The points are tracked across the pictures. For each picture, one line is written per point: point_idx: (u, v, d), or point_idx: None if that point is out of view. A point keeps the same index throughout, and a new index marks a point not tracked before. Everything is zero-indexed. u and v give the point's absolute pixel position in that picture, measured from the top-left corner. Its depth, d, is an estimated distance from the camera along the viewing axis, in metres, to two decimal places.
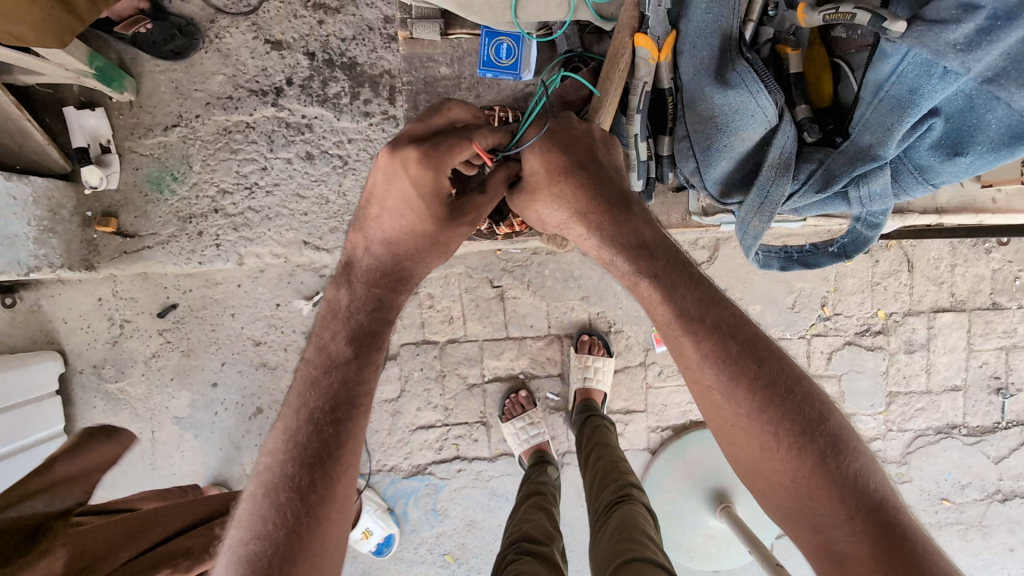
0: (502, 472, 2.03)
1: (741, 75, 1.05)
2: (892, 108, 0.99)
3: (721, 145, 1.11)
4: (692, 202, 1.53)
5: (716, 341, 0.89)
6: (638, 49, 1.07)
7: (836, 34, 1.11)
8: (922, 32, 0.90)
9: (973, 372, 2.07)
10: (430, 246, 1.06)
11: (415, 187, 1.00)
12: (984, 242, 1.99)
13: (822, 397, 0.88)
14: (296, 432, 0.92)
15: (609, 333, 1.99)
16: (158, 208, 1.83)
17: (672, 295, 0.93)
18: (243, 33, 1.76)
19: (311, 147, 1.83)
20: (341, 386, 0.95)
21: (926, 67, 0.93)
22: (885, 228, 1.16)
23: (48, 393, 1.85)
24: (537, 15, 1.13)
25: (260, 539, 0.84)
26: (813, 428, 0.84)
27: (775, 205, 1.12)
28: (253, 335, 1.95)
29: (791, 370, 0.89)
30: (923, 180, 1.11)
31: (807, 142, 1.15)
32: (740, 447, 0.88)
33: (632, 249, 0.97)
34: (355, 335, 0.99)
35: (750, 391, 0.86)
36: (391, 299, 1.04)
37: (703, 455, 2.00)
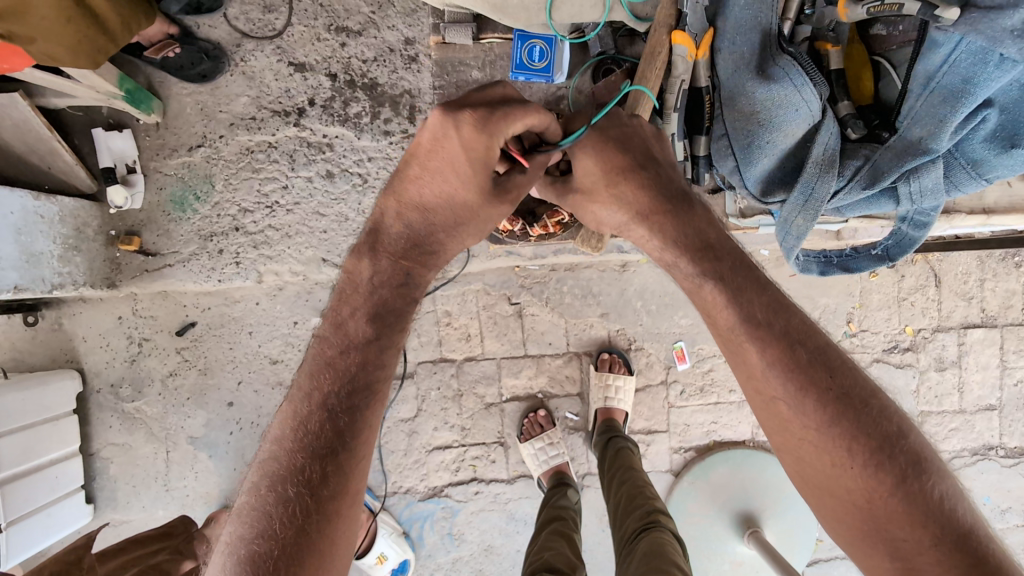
0: (521, 495, 1.97)
1: (783, 69, 1.00)
2: (944, 99, 0.95)
3: (763, 141, 1.06)
4: (730, 204, 1.43)
5: (780, 348, 0.83)
6: (675, 46, 1.05)
7: (876, 32, 1.09)
8: (976, 19, 0.85)
9: (1007, 391, 2.00)
10: (468, 219, 0.97)
11: (467, 153, 0.91)
12: (1012, 256, 1.95)
13: (896, 411, 0.82)
14: (307, 420, 0.87)
15: (630, 351, 1.95)
16: (180, 227, 1.85)
17: (738, 299, 0.87)
18: (268, 56, 1.80)
19: (331, 165, 1.85)
20: (356, 371, 0.89)
21: (982, 56, 0.89)
22: (934, 227, 1.13)
23: (66, 413, 1.84)
24: (571, 16, 1.08)
25: (264, 538, 0.81)
26: (892, 444, 0.78)
27: (821, 202, 1.07)
28: (271, 354, 1.94)
29: (863, 382, 0.83)
30: (976, 175, 1.05)
31: (850, 138, 1.10)
32: (807, 465, 0.82)
33: (694, 251, 0.91)
34: (377, 314, 0.93)
35: (820, 402, 0.80)
36: (419, 275, 0.97)
37: (729, 477, 1.93)
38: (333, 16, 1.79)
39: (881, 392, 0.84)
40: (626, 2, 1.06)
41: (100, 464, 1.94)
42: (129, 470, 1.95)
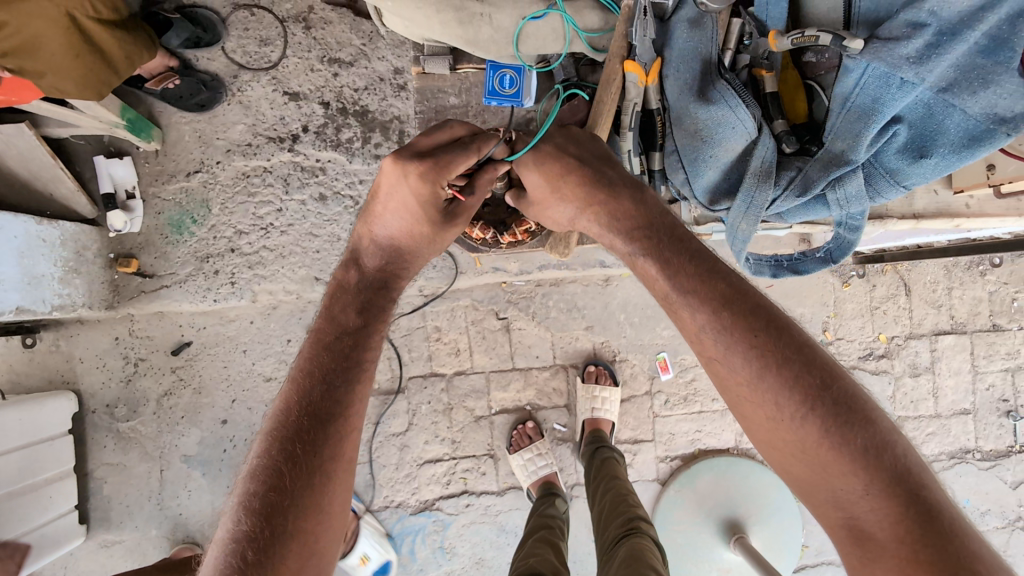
0: (511, 507, 2.01)
1: (720, 92, 1.09)
2: (858, 117, 1.05)
3: (706, 156, 1.15)
4: (685, 213, 1.47)
5: (711, 311, 0.90)
6: (627, 74, 1.12)
7: (807, 59, 1.16)
8: (878, 47, 0.98)
9: (981, 395, 2.07)
10: (430, 242, 1.10)
11: (417, 196, 1.03)
12: (977, 265, 2.04)
13: (823, 361, 0.87)
14: (307, 392, 0.93)
15: (615, 363, 2.01)
16: (177, 249, 1.92)
17: (670, 272, 0.95)
18: (263, 86, 1.90)
19: (324, 189, 1.93)
20: (348, 350, 0.97)
21: (885, 79, 1.00)
22: (865, 230, 1.15)
23: (62, 433, 1.87)
24: (536, 48, 1.20)
25: (275, 491, 0.83)
26: (814, 392, 0.83)
27: (760, 210, 1.13)
28: (264, 371, 1.98)
29: (792, 337, 0.88)
30: (895, 182, 1.11)
31: (786, 153, 1.15)
32: (749, 416, 0.88)
33: (631, 232, 1.01)
34: (361, 306, 1.03)
35: (748, 360, 0.86)
36: (394, 281, 1.09)
37: (714, 485, 1.98)
38: (326, 48, 1.90)
39: (813, 345, 0.89)
40: (584, 35, 1.18)
41: (94, 483, 1.96)
42: (124, 489, 1.97)
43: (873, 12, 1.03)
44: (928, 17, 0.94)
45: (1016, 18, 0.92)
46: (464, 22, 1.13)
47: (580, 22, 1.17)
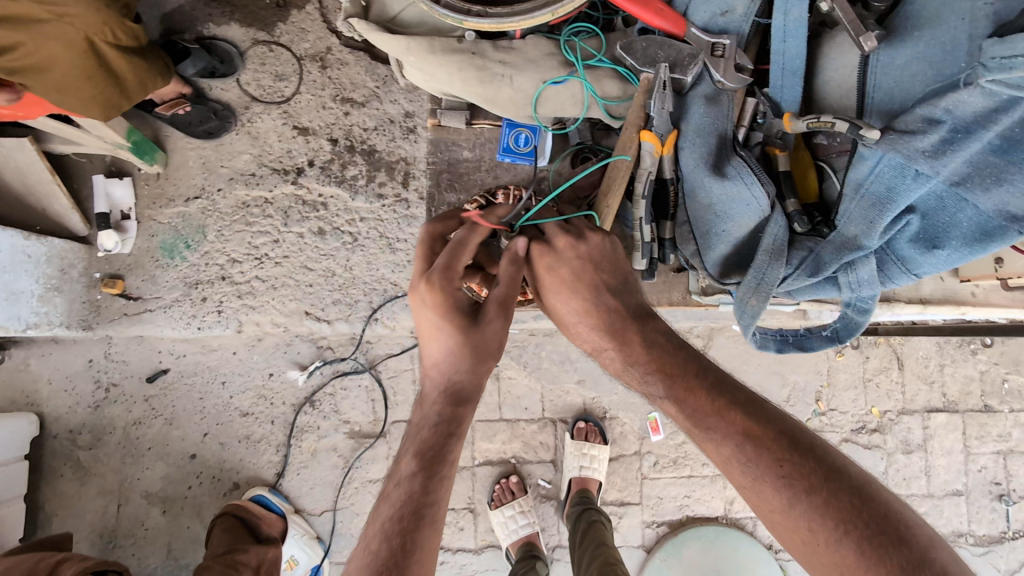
0: (487, 566, 1.91)
1: (736, 168, 1.10)
2: (873, 204, 1.04)
3: (720, 229, 1.15)
4: (692, 281, 1.44)
5: (735, 442, 0.88)
6: (642, 143, 1.10)
7: (818, 142, 1.18)
8: (893, 139, 0.98)
9: (973, 477, 2.04)
10: (470, 361, 1.01)
11: (437, 305, 1.01)
12: (969, 343, 2.05)
13: (855, 480, 0.83)
14: (371, 544, 0.93)
15: (605, 420, 1.96)
16: (166, 273, 1.87)
17: (688, 404, 0.93)
18: (274, 119, 1.92)
19: (323, 223, 1.91)
20: (409, 495, 0.95)
21: (900, 170, 0.99)
22: (875, 313, 1.13)
23: (18, 458, 1.77)
24: (554, 112, 1.21)
25: None
26: (848, 517, 0.79)
27: (772, 286, 1.10)
28: (241, 406, 1.91)
29: (818, 454, 0.85)
30: (906, 270, 1.12)
31: (797, 232, 1.16)
32: (788, 539, 0.85)
33: (648, 371, 0.97)
34: (422, 453, 0.98)
35: (778, 488, 0.84)
36: (454, 411, 1.01)
37: (701, 556, 1.90)
38: (340, 87, 1.93)
39: (842, 460, 0.86)
40: (602, 102, 1.18)
41: (44, 515, 1.84)
42: (75, 524, 1.85)
43: (887, 104, 1.06)
44: (944, 114, 0.95)
45: None
46: (484, 81, 1.15)
47: (599, 89, 1.17)
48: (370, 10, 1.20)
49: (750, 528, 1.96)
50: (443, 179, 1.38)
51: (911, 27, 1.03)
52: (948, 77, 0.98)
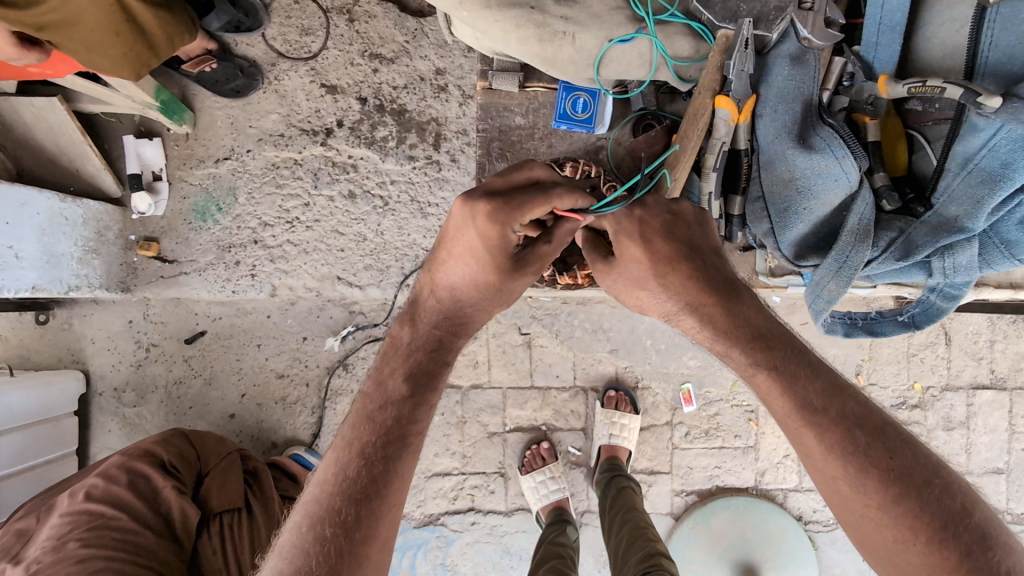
0: (517, 528, 1.95)
1: (824, 140, 1.01)
2: (982, 181, 0.94)
3: (800, 208, 1.05)
4: (760, 261, 1.42)
5: (840, 431, 0.82)
6: (718, 109, 1.03)
7: (914, 108, 1.08)
8: (1020, 107, 0.87)
9: (1016, 456, 1.98)
10: (488, 299, 1.02)
11: (483, 241, 0.96)
12: (1023, 319, 1.95)
13: (962, 488, 0.79)
14: (345, 466, 0.87)
15: (637, 390, 1.94)
16: (199, 236, 1.87)
17: (794, 386, 0.87)
18: (301, 76, 1.85)
19: (354, 186, 1.87)
20: (395, 422, 0.90)
21: (1021, 143, 0.88)
22: (965, 300, 1.09)
23: (68, 413, 1.83)
24: (617, 73, 1.11)
25: (302, 574, 0.78)
26: (955, 523, 0.75)
27: (855, 269, 1.04)
28: (277, 368, 1.93)
29: (926, 455, 0.81)
30: (1010, 256, 1.01)
31: (885, 211, 1.09)
32: (870, 539, 0.81)
33: (749, 340, 0.90)
34: (414, 375, 0.94)
35: (881, 486, 0.79)
36: (451, 341, 1.00)
37: (730, 525, 1.90)
38: (368, 42, 1.84)
39: (947, 465, 0.82)
40: (672, 62, 1.08)
41: None
42: None
43: (1004, 65, 0.96)
44: None
45: None
46: (545, 40, 1.04)
47: (670, 48, 1.07)
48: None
49: (781, 500, 1.95)
50: (494, 148, 1.31)
51: None
52: None
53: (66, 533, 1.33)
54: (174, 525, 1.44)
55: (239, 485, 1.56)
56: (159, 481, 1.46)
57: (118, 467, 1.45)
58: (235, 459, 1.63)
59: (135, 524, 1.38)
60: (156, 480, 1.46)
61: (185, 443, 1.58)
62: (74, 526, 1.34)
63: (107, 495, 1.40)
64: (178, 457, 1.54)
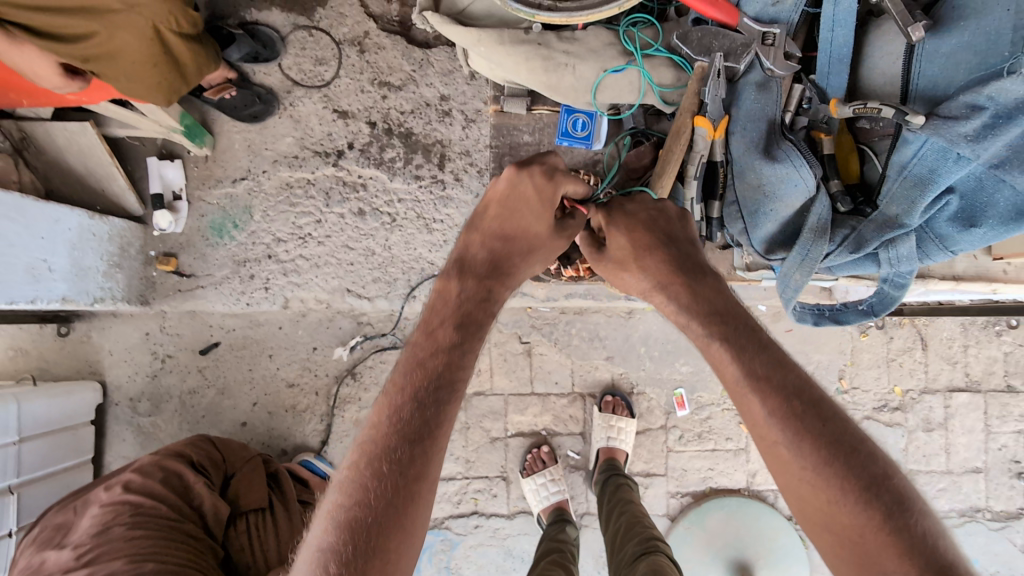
0: (519, 531, 2.02)
1: (786, 151, 1.14)
2: (914, 184, 1.08)
3: (767, 209, 1.19)
4: (737, 258, 1.49)
5: (780, 398, 0.90)
6: (697, 128, 1.16)
7: (862, 126, 1.20)
8: (937, 125, 1.01)
9: (993, 455, 2.08)
10: (533, 250, 1.12)
11: (540, 191, 1.10)
12: (994, 324, 2.08)
13: (880, 455, 0.89)
14: (398, 410, 0.93)
15: (632, 395, 2.04)
16: (216, 251, 1.97)
17: (743, 358, 0.95)
18: (315, 103, 1.98)
19: (363, 204, 1.99)
20: (444, 368, 0.97)
21: (943, 153, 1.03)
22: (911, 289, 1.20)
23: (86, 422, 1.90)
24: (611, 99, 1.25)
25: (362, 504, 0.86)
26: (877, 484, 0.84)
27: (816, 262, 1.16)
28: (288, 377, 2.01)
29: (851, 426, 0.90)
30: (944, 247, 1.17)
31: (839, 212, 1.20)
32: (807, 504, 0.87)
33: (707, 315, 1.00)
34: (461, 320, 1.01)
35: (818, 449, 0.86)
36: (497, 288, 1.08)
37: (724, 525, 1.98)
38: (378, 71, 1.98)
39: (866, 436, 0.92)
40: (658, 89, 1.22)
41: None
42: None
43: (930, 91, 1.08)
44: (987, 101, 0.98)
45: None
46: (549, 70, 1.18)
47: (656, 77, 1.21)
48: (440, 4, 1.23)
49: (772, 500, 2.03)
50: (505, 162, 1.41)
51: (954, 18, 1.04)
52: (991, 66, 1.00)
53: (111, 521, 1.41)
54: (207, 516, 1.54)
55: (263, 484, 1.66)
56: (192, 477, 1.55)
57: (151, 465, 1.53)
58: (260, 463, 1.71)
59: (174, 513, 1.47)
60: (188, 477, 1.55)
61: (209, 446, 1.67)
62: (117, 515, 1.42)
63: (145, 488, 1.48)
64: (207, 459, 1.63)
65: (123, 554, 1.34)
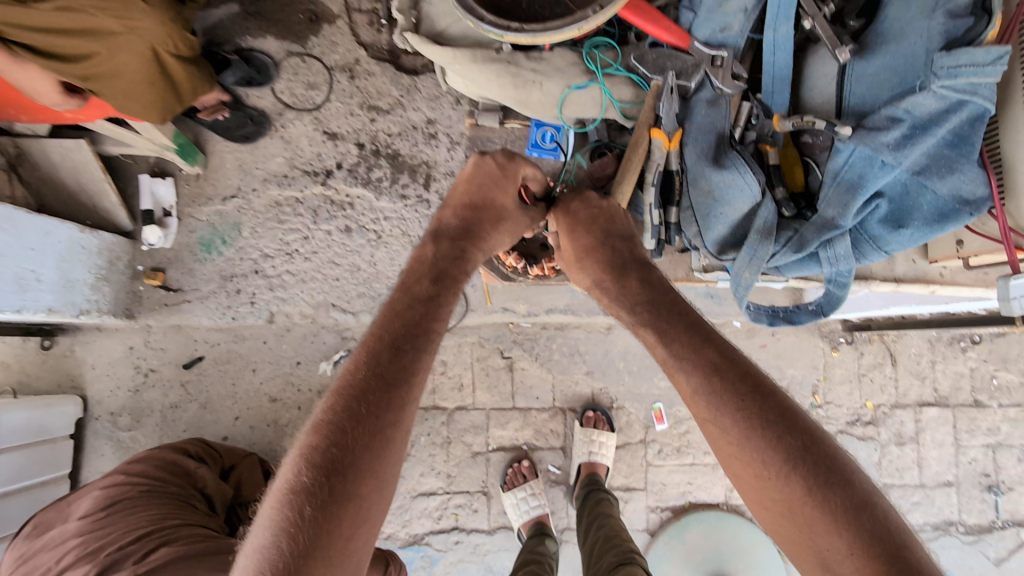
0: (500, 547, 2.02)
1: (732, 159, 1.21)
2: (846, 189, 1.17)
3: (717, 212, 1.27)
4: (695, 260, 1.55)
5: (701, 374, 0.93)
6: (653, 138, 1.23)
7: (806, 140, 1.28)
8: (863, 134, 1.12)
9: (964, 468, 2.13)
10: (500, 219, 1.22)
11: (503, 170, 1.22)
12: (959, 341, 2.16)
13: (809, 422, 0.89)
14: (377, 356, 0.97)
15: (612, 410, 2.07)
16: (203, 266, 2.01)
17: (670, 339, 1.00)
18: (305, 125, 2.06)
19: (350, 222, 2.05)
20: (419, 318, 1.03)
21: (869, 160, 1.13)
22: (851, 288, 1.25)
23: (64, 436, 1.89)
24: (576, 113, 1.34)
25: (337, 445, 0.86)
26: (801, 450, 0.84)
27: (763, 261, 1.23)
28: (270, 392, 2.03)
29: (778, 396, 0.90)
30: (878, 248, 1.22)
31: (784, 217, 1.27)
32: (742, 474, 0.89)
33: (637, 304, 1.08)
34: (434, 274, 1.11)
35: (739, 421, 0.88)
36: (468, 250, 1.17)
37: (703, 539, 2.00)
38: (367, 96, 2.07)
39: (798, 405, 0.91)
40: (618, 105, 1.32)
41: None
42: None
43: (860, 106, 1.18)
44: (904, 113, 1.09)
45: (975, 120, 1.07)
46: (518, 86, 1.28)
47: (616, 94, 1.31)
48: (420, 26, 1.34)
49: (750, 514, 2.06)
50: None
51: (879, 41, 1.15)
52: (907, 83, 1.11)
53: (115, 498, 1.37)
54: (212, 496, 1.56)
55: (260, 478, 1.73)
56: (193, 463, 1.57)
57: (147, 456, 1.53)
58: (255, 461, 1.76)
59: (179, 493, 1.48)
60: (189, 464, 1.57)
61: (202, 441, 1.70)
62: (123, 492, 1.39)
63: (146, 471, 1.47)
64: (204, 451, 1.66)
65: (141, 520, 1.33)
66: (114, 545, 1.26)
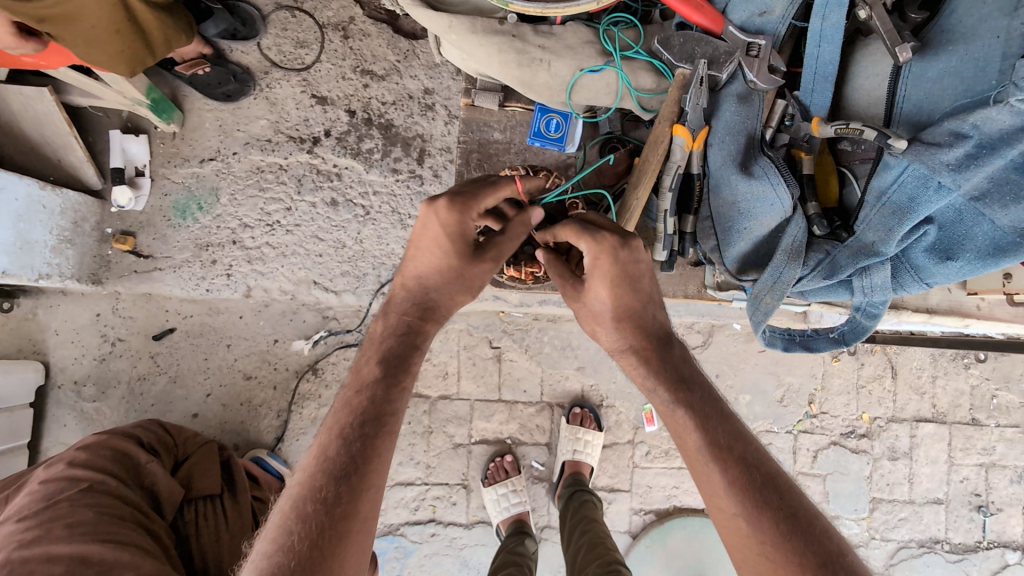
0: (477, 542, 1.97)
1: (763, 168, 1.11)
2: (892, 212, 1.06)
3: (741, 227, 1.18)
4: (708, 275, 1.46)
5: (738, 467, 0.86)
6: (674, 137, 1.11)
7: (843, 148, 1.17)
8: (920, 150, 0.99)
9: (954, 487, 2.09)
10: (455, 279, 1.06)
11: (446, 229, 1.04)
12: (962, 357, 2.09)
13: (835, 531, 0.84)
14: (326, 449, 0.89)
15: (601, 408, 2.00)
16: (177, 233, 1.88)
17: (707, 426, 0.90)
18: (292, 86, 1.91)
19: (336, 194, 1.92)
20: (371, 403, 0.93)
21: (924, 181, 1.01)
22: (883, 319, 1.20)
23: (24, 404, 1.79)
24: (588, 99, 1.21)
25: (282, 551, 0.80)
26: (833, 562, 0.79)
27: (787, 285, 1.14)
28: (245, 369, 1.93)
29: (803, 501, 0.85)
30: (919, 279, 1.14)
31: (815, 235, 1.18)
32: None
33: (676, 382, 0.95)
34: (387, 357, 0.98)
35: (777, 522, 0.82)
36: (420, 325, 1.04)
37: (685, 543, 1.97)
38: (361, 59, 1.92)
39: (822, 513, 0.86)
40: (635, 93, 1.19)
41: None
42: None
43: (915, 114, 1.07)
44: (971, 129, 0.95)
45: None
46: (523, 65, 1.15)
47: (634, 80, 1.18)
48: None
49: None
50: (472, 159, 1.37)
51: (944, 41, 1.04)
52: (977, 93, 0.99)
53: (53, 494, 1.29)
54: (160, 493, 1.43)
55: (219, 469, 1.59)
56: (144, 454, 1.46)
57: (97, 443, 1.43)
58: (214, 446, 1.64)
59: (125, 486, 1.37)
60: (141, 456, 1.45)
61: (159, 428, 1.60)
62: (60, 488, 1.31)
63: (92, 459, 1.38)
64: (158, 440, 1.55)
65: (72, 522, 1.24)
66: (41, 561, 1.18)
